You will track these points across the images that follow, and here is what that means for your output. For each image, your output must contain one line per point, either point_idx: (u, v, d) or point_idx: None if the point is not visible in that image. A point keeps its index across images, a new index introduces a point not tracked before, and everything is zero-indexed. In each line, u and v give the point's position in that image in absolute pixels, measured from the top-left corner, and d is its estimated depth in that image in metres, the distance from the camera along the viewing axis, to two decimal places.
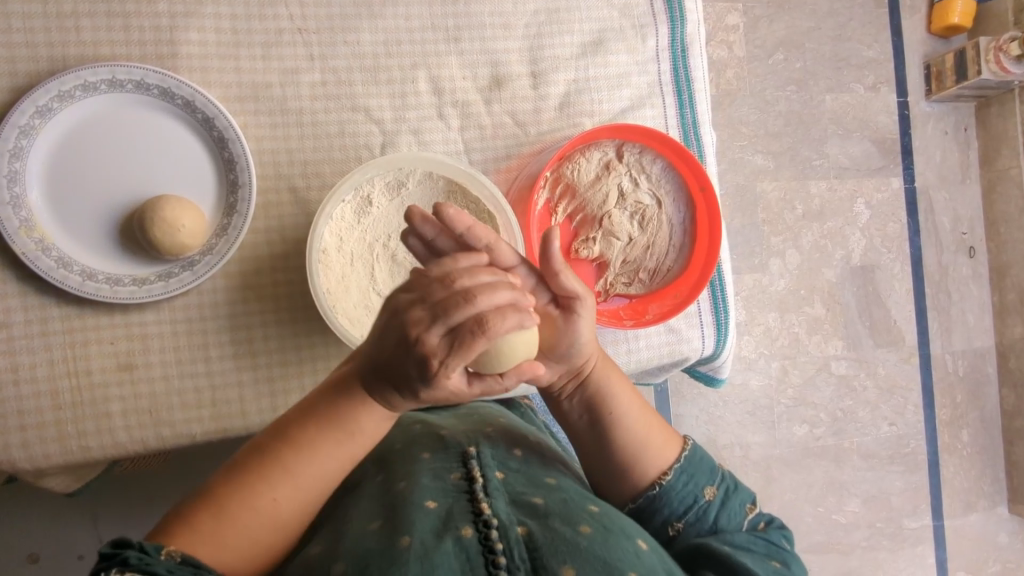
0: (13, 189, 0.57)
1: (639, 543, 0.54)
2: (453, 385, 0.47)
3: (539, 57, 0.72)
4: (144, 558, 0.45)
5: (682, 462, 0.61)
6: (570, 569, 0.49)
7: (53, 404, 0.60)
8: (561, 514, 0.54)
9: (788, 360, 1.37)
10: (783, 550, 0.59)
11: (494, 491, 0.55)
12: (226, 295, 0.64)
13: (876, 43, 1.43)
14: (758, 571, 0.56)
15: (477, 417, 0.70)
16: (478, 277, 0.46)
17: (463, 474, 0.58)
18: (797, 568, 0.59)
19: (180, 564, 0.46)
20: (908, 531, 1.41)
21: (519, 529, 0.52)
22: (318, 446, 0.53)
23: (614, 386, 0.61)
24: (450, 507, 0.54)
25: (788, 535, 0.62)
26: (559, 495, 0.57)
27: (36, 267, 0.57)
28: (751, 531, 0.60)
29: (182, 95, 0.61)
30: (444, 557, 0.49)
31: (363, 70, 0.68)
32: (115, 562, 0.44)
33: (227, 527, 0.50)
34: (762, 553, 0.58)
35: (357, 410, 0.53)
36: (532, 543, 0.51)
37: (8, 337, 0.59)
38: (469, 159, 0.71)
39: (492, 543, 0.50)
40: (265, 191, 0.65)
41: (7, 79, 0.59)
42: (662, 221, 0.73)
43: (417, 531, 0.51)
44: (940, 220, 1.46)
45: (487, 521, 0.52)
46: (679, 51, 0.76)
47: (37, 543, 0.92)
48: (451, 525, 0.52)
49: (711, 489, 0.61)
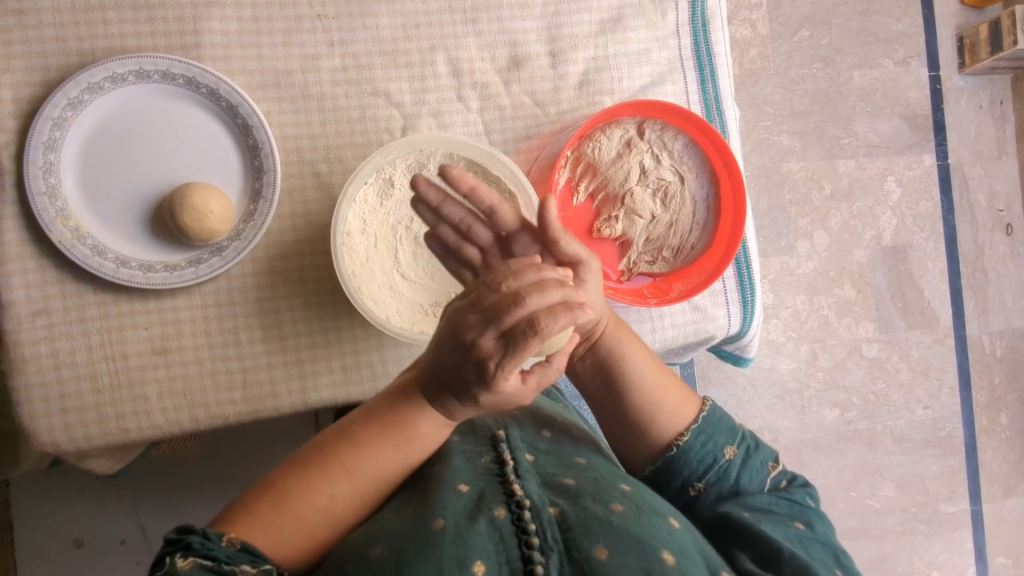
0: (49, 179, 0.59)
1: (672, 520, 0.54)
2: (513, 388, 0.48)
3: (557, 36, 0.72)
4: (206, 543, 0.48)
5: (699, 423, 0.61)
6: (603, 548, 0.50)
7: (93, 388, 0.62)
8: (593, 492, 0.54)
9: (818, 344, 1.35)
10: (807, 510, 0.59)
11: (524, 473, 0.56)
12: (255, 280, 0.65)
13: (907, 16, 1.39)
14: (781, 530, 0.56)
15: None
16: (524, 277, 0.47)
17: (493, 457, 0.58)
18: (823, 527, 0.59)
19: (239, 551, 0.48)
20: (945, 516, 1.38)
21: (551, 510, 0.52)
22: (381, 445, 0.55)
23: (625, 346, 0.62)
24: (482, 489, 0.54)
25: (812, 494, 0.61)
26: (590, 475, 0.57)
27: (72, 255, 0.59)
28: (773, 491, 0.60)
29: (207, 84, 0.62)
30: (478, 538, 0.50)
31: (382, 53, 0.68)
32: (181, 546, 0.47)
33: (286, 518, 0.52)
34: (784, 514, 0.58)
35: (421, 416, 0.55)
36: (564, 523, 0.51)
37: (49, 323, 0.61)
38: (489, 140, 0.71)
39: (525, 524, 0.51)
40: (289, 176, 0.66)
41: (40, 73, 0.61)
42: (685, 198, 0.73)
43: (450, 514, 0.51)
44: (975, 197, 1.42)
45: (520, 502, 0.52)
46: (700, 25, 0.75)
47: (81, 528, 0.95)
48: (483, 507, 0.52)
49: (732, 448, 0.61)
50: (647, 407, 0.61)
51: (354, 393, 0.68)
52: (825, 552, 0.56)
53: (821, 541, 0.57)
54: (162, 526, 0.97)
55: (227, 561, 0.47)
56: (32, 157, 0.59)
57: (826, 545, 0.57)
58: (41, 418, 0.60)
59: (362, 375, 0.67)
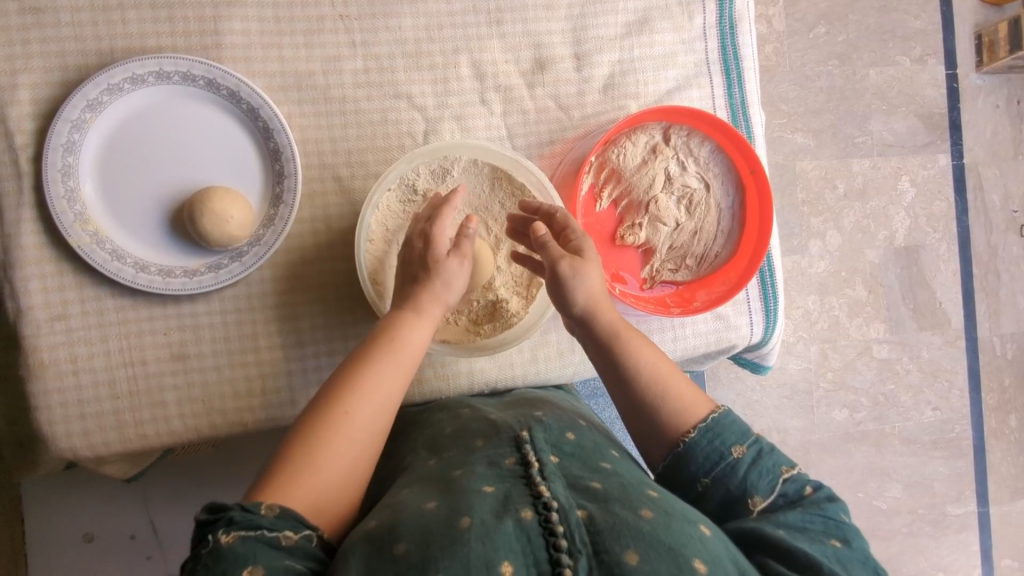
0: (68, 182, 0.59)
1: (702, 528, 0.49)
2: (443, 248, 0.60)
3: (582, 38, 0.71)
4: (246, 516, 0.45)
5: (707, 423, 0.57)
6: (634, 554, 0.45)
7: (111, 394, 0.61)
8: (621, 498, 0.50)
9: (828, 344, 1.34)
10: (843, 527, 0.53)
11: (551, 475, 0.51)
12: (275, 286, 0.64)
13: (924, 13, 1.38)
14: (816, 551, 0.50)
15: (521, 401, 0.67)
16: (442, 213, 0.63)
17: (518, 459, 0.54)
18: (860, 543, 0.52)
19: (281, 517, 0.46)
20: (951, 518, 1.37)
21: (578, 513, 0.48)
22: (393, 386, 0.56)
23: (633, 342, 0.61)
24: (508, 491, 0.50)
25: (843, 509, 0.55)
26: (617, 481, 0.53)
27: (91, 259, 0.59)
28: (799, 501, 0.54)
29: (228, 85, 0.61)
30: (504, 539, 0.45)
31: (405, 56, 0.67)
32: (222, 521, 0.44)
33: (316, 471, 0.51)
34: (818, 531, 0.52)
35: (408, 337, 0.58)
36: (593, 526, 0.46)
37: (67, 328, 0.60)
38: (512, 145, 0.69)
39: (553, 526, 0.46)
40: (310, 179, 0.65)
41: (58, 73, 0.60)
42: (711, 206, 0.71)
43: (476, 512, 0.47)
44: (990, 198, 1.40)
45: (547, 503, 0.48)
46: (727, 28, 0.73)
47: (92, 522, 0.94)
48: (510, 508, 0.48)
49: (741, 447, 0.56)
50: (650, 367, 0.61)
51: None
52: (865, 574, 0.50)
53: (859, 562, 0.50)
54: (173, 523, 0.96)
55: (270, 528, 0.45)
56: (51, 159, 0.58)
57: (866, 564, 0.51)
58: (58, 424, 0.60)
59: None
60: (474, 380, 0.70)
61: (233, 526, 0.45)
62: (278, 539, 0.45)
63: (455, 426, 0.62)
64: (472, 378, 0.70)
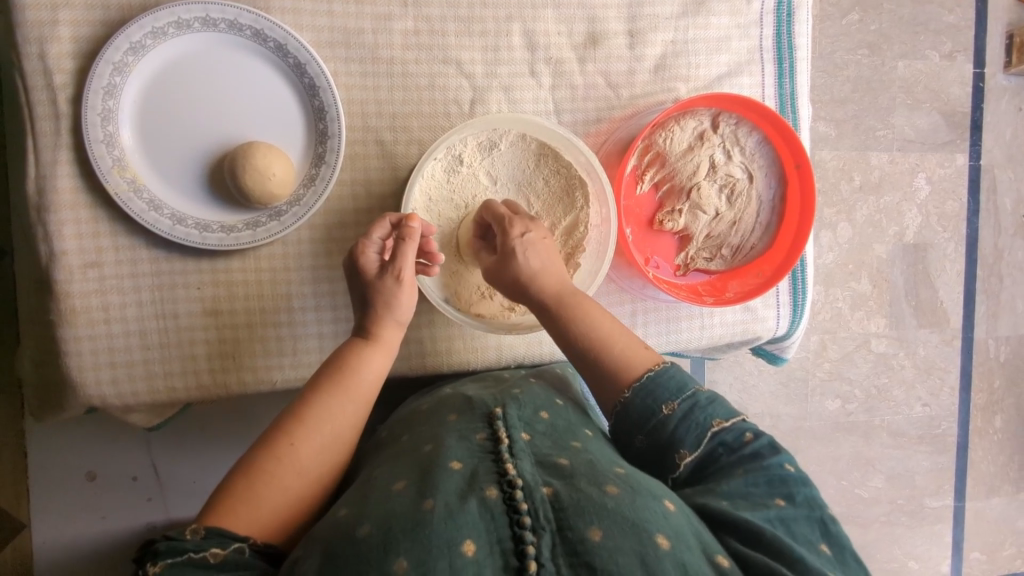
0: (107, 127, 0.57)
1: (667, 503, 0.47)
2: (373, 265, 0.59)
3: (638, 15, 0.69)
4: (172, 544, 0.45)
5: (642, 381, 0.57)
6: (597, 530, 0.43)
7: (142, 344, 0.61)
8: (588, 475, 0.48)
9: (828, 335, 1.35)
10: (786, 478, 0.52)
11: (519, 452, 0.49)
12: (312, 248, 0.64)
13: (958, 8, 1.36)
14: (762, 516, 0.49)
15: (490, 376, 0.67)
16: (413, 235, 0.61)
17: (488, 435, 0.52)
18: (805, 493, 0.52)
19: (207, 536, 0.46)
20: (928, 510, 1.41)
21: (544, 490, 0.46)
22: (343, 409, 0.56)
23: (583, 313, 0.60)
24: (475, 467, 0.48)
25: (787, 458, 0.54)
26: (586, 457, 0.51)
27: (129, 208, 0.57)
28: (745, 463, 0.53)
29: (275, 38, 0.59)
30: (468, 519, 0.43)
31: (457, 19, 0.65)
32: (147, 555, 0.44)
33: (261, 491, 0.51)
34: (762, 494, 0.51)
35: (362, 362, 0.58)
36: (558, 503, 0.45)
37: (100, 276, 0.59)
38: (559, 120, 0.68)
39: (517, 503, 0.44)
40: (352, 142, 0.64)
41: (100, 11, 0.58)
42: (752, 197, 0.71)
43: (441, 493, 0.45)
44: (1002, 201, 1.40)
45: (512, 481, 0.46)
46: (784, 15, 0.72)
47: (95, 462, 0.92)
48: (475, 486, 0.46)
49: (672, 404, 0.55)
50: (596, 331, 0.60)
51: (400, 367, 0.67)
52: (810, 526, 0.50)
53: (804, 517, 0.50)
54: (176, 469, 0.95)
55: (196, 551, 0.44)
56: (91, 102, 0.56)
57: (810, 518, 0.50)
58: (88, 371, 0.59)
59: (412, 350, 0.67)
60: (502, 355, 0.69)
61: (159, 557, 0.44)
62: (206, 559, 0.44)
63: (429, 403, 0.63)
64: (500, 352, 0.69)
